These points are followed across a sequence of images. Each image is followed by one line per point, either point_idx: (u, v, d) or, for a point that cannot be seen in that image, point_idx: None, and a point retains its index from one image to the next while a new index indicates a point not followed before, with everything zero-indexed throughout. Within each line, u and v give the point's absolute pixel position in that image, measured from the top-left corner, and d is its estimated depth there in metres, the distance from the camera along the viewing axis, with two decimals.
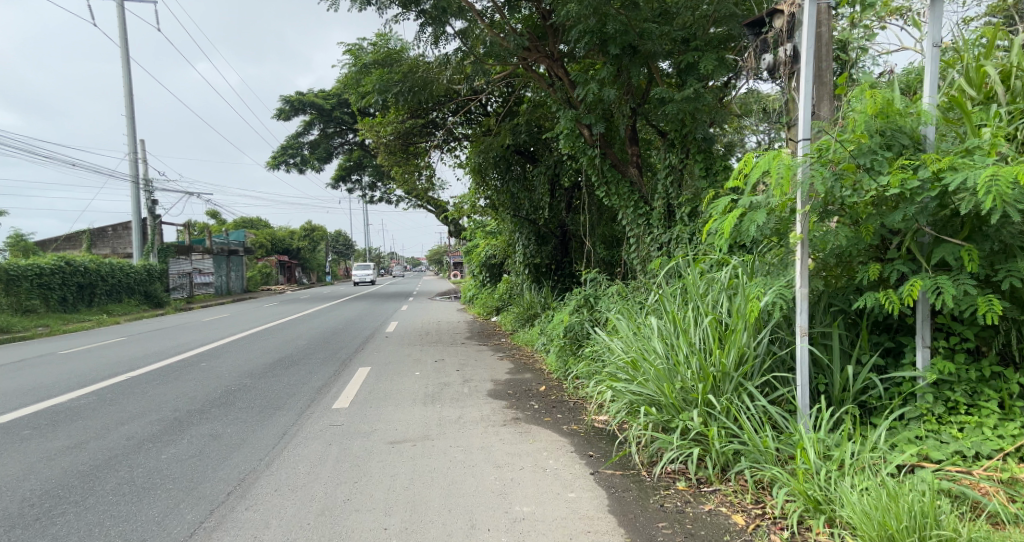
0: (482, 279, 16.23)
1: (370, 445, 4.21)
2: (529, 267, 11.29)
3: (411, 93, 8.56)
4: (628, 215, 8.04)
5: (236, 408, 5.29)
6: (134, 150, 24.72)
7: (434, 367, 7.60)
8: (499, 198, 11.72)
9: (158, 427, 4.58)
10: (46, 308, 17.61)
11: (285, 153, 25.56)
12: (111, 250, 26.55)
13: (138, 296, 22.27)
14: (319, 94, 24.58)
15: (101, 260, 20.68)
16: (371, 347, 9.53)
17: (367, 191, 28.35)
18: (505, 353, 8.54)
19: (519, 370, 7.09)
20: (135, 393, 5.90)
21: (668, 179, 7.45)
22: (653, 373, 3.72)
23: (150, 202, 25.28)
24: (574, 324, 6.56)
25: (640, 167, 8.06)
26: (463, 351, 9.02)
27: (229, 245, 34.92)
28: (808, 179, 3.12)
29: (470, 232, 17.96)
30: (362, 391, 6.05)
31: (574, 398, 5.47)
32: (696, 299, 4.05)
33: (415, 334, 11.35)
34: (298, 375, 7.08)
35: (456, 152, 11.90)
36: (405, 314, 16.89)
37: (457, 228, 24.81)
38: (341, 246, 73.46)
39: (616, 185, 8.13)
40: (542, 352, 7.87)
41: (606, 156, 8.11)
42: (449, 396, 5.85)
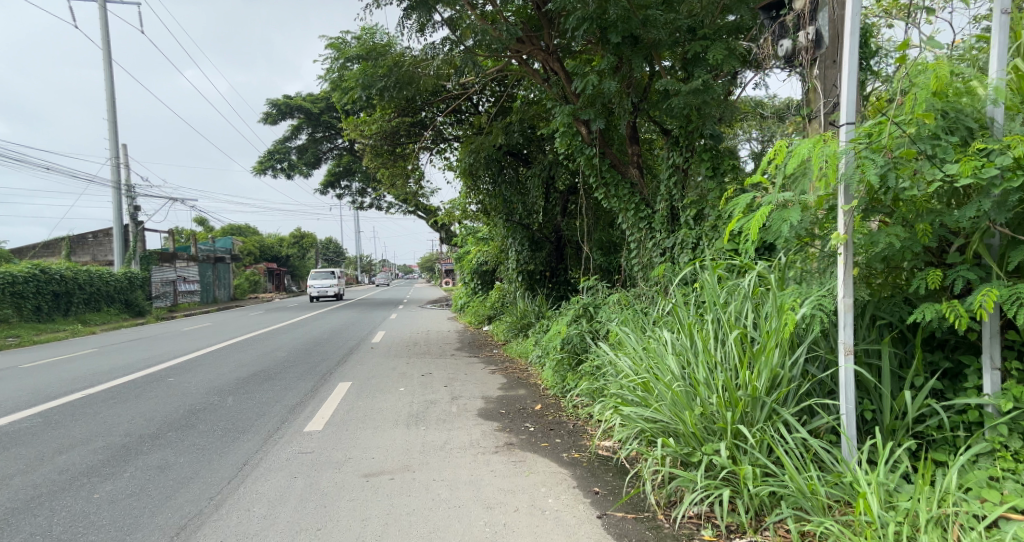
0: (474, 286, 15.72)
1: (342, 479, 3.65)
2: (523, 273, 10.83)
3: (397, 88, 8.07)
4: (629, 218, 7.58)
5: (197, 430, 4.72)
6: (116, 154, 24.08)
7: (420, 382, 7.05)
8: (491, 202, 11.23)
9: (101, 454, 4.01)
10: (19, 317, 16.87)
11: (272, 157, 25.00)
12: (92, 258, 25.85)
13: (118, 304, 21.54)
14: (307, 98, 24.08)
15: (79, 268, 19.96)
16: (356, 360, 8.97)
17: (356, 197, 27.82)
18: (498, 366, 8.01)
19: (513, 385, 6.56)
20: (86, 413, 5.30)
21: (673, 181, 6.98)
22: (670, 398, 3.22)
23: (132, 208, 24.58)
24: (573, 335, 6.06)
25: (641, 168, 7.61)
26: (453, 363, 8.49)
27: (216, 252, 34.24)
28: (856, 170, 2.67)
29: (461, 238, 17.46)
30: (340, 411, 5.49)
31: (573, 419, 4.94)
32: (716, 310, 3.56)
33: (403, 345, 10.80)
34: (274, 391, 6.50)
35: (446, 154, 11.42)
36: (394, 323, 16.33)
37: (448, 235, 24.31)
38: (332, 253, 72.65)
39: (615, 187, 7.66)
40: (537, 365, 7.35)
41: (605, 156, 7.65)
42: (437, 416, 5.31)
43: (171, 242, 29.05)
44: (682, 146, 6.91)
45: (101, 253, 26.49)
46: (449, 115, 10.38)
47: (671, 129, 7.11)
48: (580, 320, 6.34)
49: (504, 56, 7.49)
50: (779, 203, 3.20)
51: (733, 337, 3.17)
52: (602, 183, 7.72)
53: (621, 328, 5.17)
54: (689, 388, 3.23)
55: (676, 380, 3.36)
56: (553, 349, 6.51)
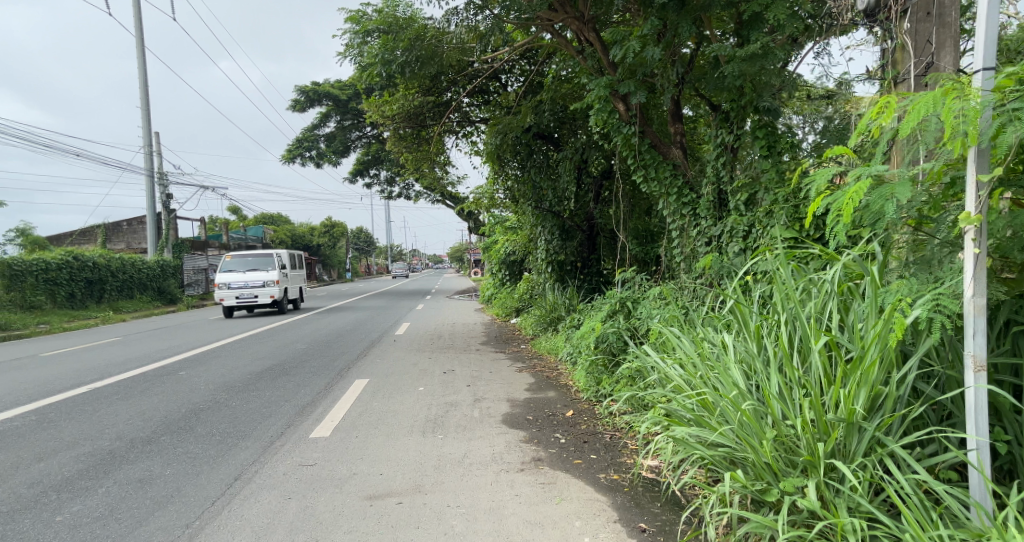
0: (501, 277, 15.20)
1: (343, 501, 3.14)
2: (553, 264, 10.27)
3: (419, 64, 7.69)
4: (671, 206, 6.91)
5: (193, 433, 4.30)
6: (149, 142, 24.29)
7: (442, 381, 6.56)
8: (520, 188, 10.65)
9: (82, 462, 3.61)
10: (53, 304, 17.09)
11: (300, 146, 24.86)
12: (127, 246, 26.51)
13: (150, 292, 21.78)
14: (335, 84, 23.83)
15: (111, 255, 20.16)
16: (376, 354, 8.55)
17: (385, 186, 27.54)
18: (525, 363, 7.46)
19: (541, 387, 6.00)
20: (83, 410, 4.94)
21: (723, 159, 6.25)
22: (740, 420, 2.61)
23: (164, 196, 24.81)
24: (608, 332, 5.46)
25: (685, 148, 6.91)
26: (477, 359, 7.99)
27: (248, 242, 34.52)
28: (1005, 129, 2.02)
29: (489, 227, 16.91)
30: (352, 413, 5.02)
31: (610, 431, 4.35)
32: (791, 311, 2.93)
33: (426, 338, 10.34)
34: (285, 388, 6.08)
35: (472, 137, 10.86)
36: (420, 314, 15.94)
37: (476, 225, 23.82)
38: (363, 243, 73.15)
39: (656, 168, 6.96)
40: (568, 363, 6.77)
41: (644, 135, 6.96)
42: (457, 422, 4.79)
43: (203, 230, 29.34)
44: (734, 122, 6.17)
45: (136, 241, 26.99)
46: (476, 96, 9.83)
47: (720, 103, 6.39)
48: (617, 313, 5.74)
49: (534, 26, 6.85)
50: (882, 178, 2.56)
51: (821, 345, 2.53)
52: (640, 164, 7.04)
53: (666, 327, 4.54)
54: (763, 407, 2.61)
55: (745, 397, 2.74)
56: (586, 348, 5.93)
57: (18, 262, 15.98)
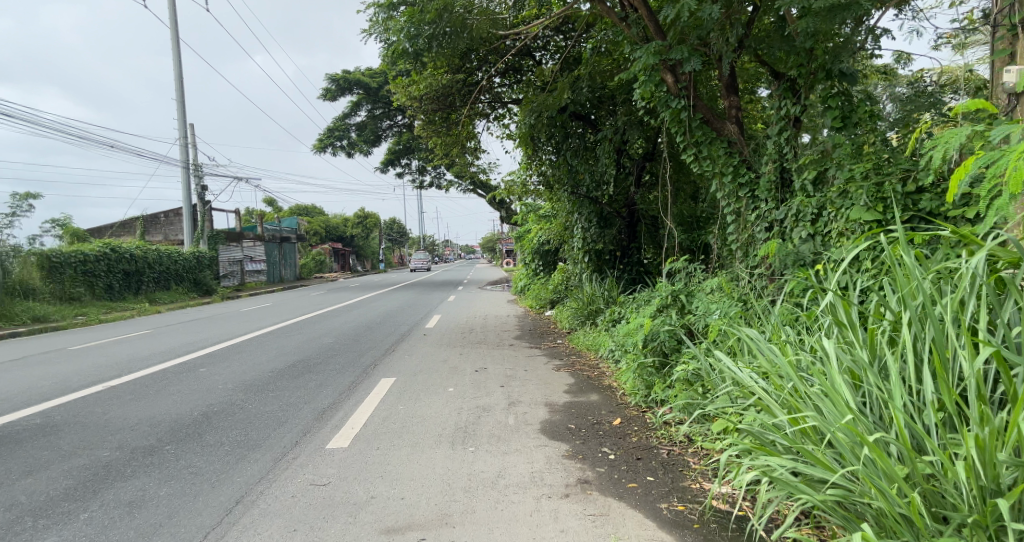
0: (535, 268, 14.65)
1: (357, 534, 2.67)
2: (590, 253, 9.68)
3: (448, 37, 7.24)
4: (726, 188, 6.20)
5: (200, 442, 3.90)
6: (184, 134, 24.59)
7: (473, 381, 6.05)
8: (554, 173, 10.04)
9: (73, 478, 3.23)
10: (92, 296, 17.38)
11: (331, 135, 24.73)
12: (165, 237, 27.07)
13: (187, 283, 22.18)
14: (366, 72, 23.57)
15: (148, 247, 20.51)
16: (404, 349, 8.13)
17: (416, 176, 27.25)
18: (563, 361, 6.91)
19: (582, 389, 5.43)
20: (92, 412, 4.61)
21: (788, 133, 5.52)
22: (863, 457, 1.99)
23: (200, 188, 25.09)
24: (658, 330, 4.83)
25: (742, 123, 6.18)
26: (511, 356, 7.47)
27: (282, 233, 34.85)
28: None
29: (522, 216, 16.35)
30: (375, 420, 4.56)
31: (667, 446, 3.76)
32: (924, 311, 2.28)
33: (457, 331, 9.89)
34: (307, 388, 5.68)
35: (504, 120, 10.30)
36: (451, 306, 15.57)
37: (508, 215, 23.29)
38: (396, 234, 73.50)
39: (709, 145, 6.23)
40: (611, 362, 6.18)
41: (696, 109, 6.22)
42: (490, 431, 4.26)
43: (239, 222, 29.68)
44: (802, 89, 5.42)
45: (173, 232, 27.49)
46: (507, 75, 9.24)
47: (784, 71, 5.64)
48: (668, 308, 5.12)
49: None
50: None
51: (981, 361, 1.89)
52: (690, 143, 6.35)
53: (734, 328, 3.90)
54: (893, 439, 1.98)
55: (864, 424, 2.11)
56: (632, 347, 5.32)
57: (58, 253, 16.24)
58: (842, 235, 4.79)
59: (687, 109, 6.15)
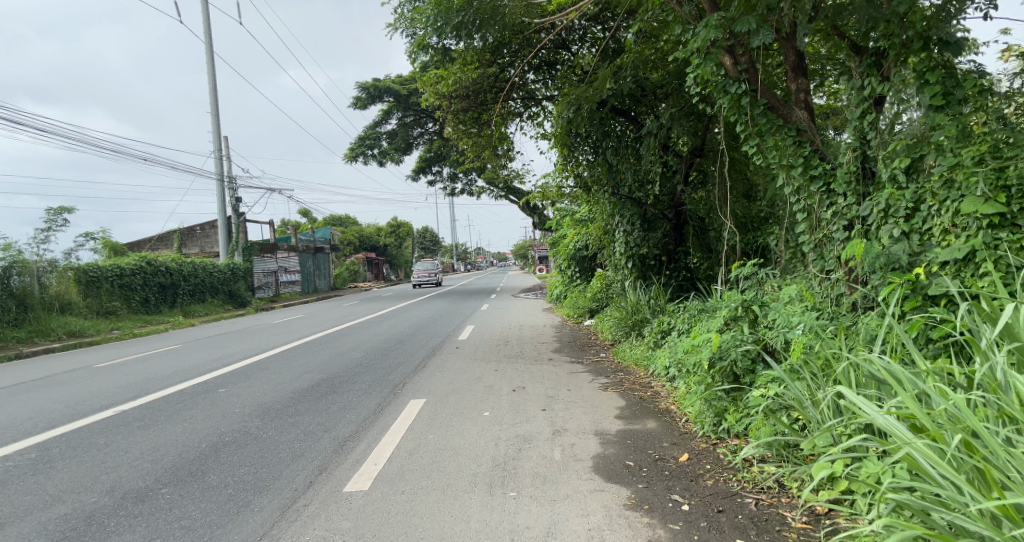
0: (571, 274, 14.04)
1: None
2: (634, 259, 9.05)
3: (477, 26, 6.76)
4: (791, 184, 5.35)
5: (200, 485, 3.38)
6: (220, 147, 25.02)
7: (511, 403, 5.43)
8: (592, 174, 9.40)
9: (45, 536, 2.75)
10: (128, 309, 17.63)
11: (363, 144, 24.67)
12: (200, 249, 27.60)
13: (222, 295, 22.62)
14: (396, 80, 23.40)
15: (184, 260, 20.97)
16: (436, 365, 7.58)
17: (448, 184, 27.00)
18: (610, 378, 6.23)
19: (636, 414, 4.75)
20: (93, 444, 4.19)
21: (873, 115, 4.73)
22: None
23: (235, 199, 25.44)
24: (728, 347, 4.09)
25: (812, 109, 5.33)
26: (551, 372, 6.82)
27: (315, 243, 35.16)
28: None
29: (556, 220, 15.82)
30: (400, 454, 3.99)
31: (753, 494, 3.05)
32: None
33: (491, 344, 9.32)
34: (329, 413, 5.18)
35: (537, 119, 9.75)
36: (485, 315, 15.07)
37: (542, 220, 22.70)
38: (428, 242, 73.75)
39: (773, 134, 5.33)
40: (666, 381, 5.47)
41: (759, 94, 5.39)
42: (533, 470, 3.62)
43: (274, 232, 29.96)
44: (890, 64, 4.64)
45: (210, 245, 27.98)
46: (542, 71, 8.78)
47: (869, 44, 4.88)
48: (734, 325, 4.32)
49: None
50: None
51: None
52: (751, 133, 5.49)
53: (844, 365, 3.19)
54: None
55: None
56: (693, 366, 4.61)
57: (94, 268, 16.45)
58: (947, 233, 3.99)
59: (749, 95, 5.36)
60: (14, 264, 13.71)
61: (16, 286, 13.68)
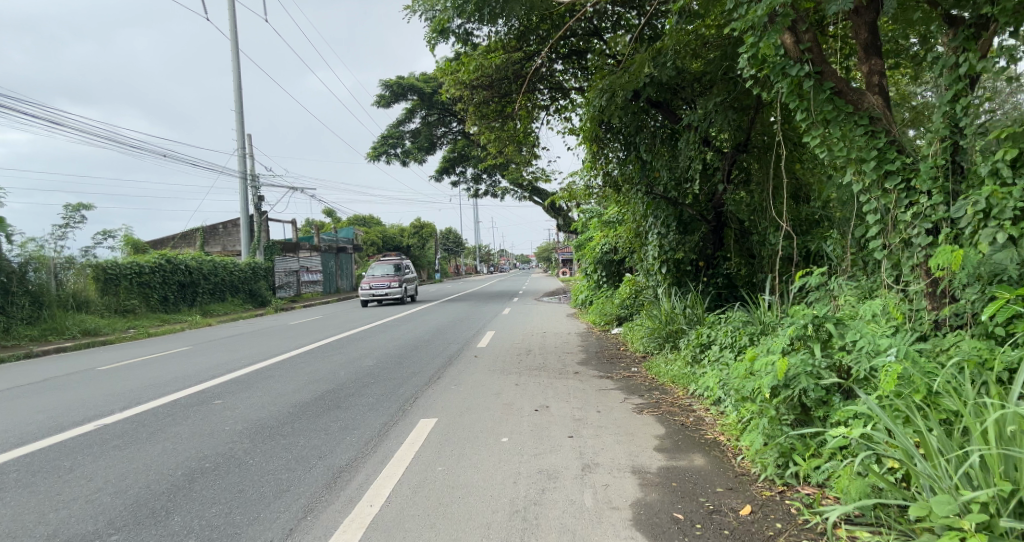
0: (598, 279, 13.36)
1: None
2: (668, 264, 8.41)
3: (500, 6, 6.18)
4: (861, 180, 4.54)
5: (159, 532, 2.85)
6: (244, 145, 25.17)
7: (533, 427, 4.78)
8: (623, 173, 8.76)
9: None
10: (146, 307, 17.76)
11: (386, 143, 24.34)
12: (223, 247, 28.00)
13: (242, 294, 22.72)
14: (420, 78, 22.96)
15: (205, 259, 21.10)
16: (452, 377, 6.97)
17: (471, 184, 26.51)
18: (645, 399, 5.53)
19: (680, 447, 4.04)
20: (54, 470, 3.69)
21: (969, 97, 3.89)
22: None
23: (258, 198, 25.46)
24: (795, 373, 3.32)
25: (888, 94, 4.50)
26: (578, 389, 6.14)
27: (338, 242, 35.14)
28: None
29: (583, 222, 15.15)
30: (400, 495, 3.38)
31: None
32: None
33: (512, 353, 8.70)
34: (327, 437, 4.62)
35: (565, 113, 9.14)
36: (507, 320, 14.48)
37: (567, 221, 21.93)
38: (453, 243, 73.47)
39: (839, 124, 4.50)
40: (712, 407, 4.75)
41: (825, 77, 4.61)
42: (558, 521, 2.97)
43: (297, 231, 29.93)
44: (996, 33, 3.84)
45: (231, 243, 28.15)
46: (570, 61, 8.24)
47: (966, 13, 4.09)
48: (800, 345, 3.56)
49: None
50: None
51: None
52: (813, 121, 4.70)
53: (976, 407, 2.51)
54: None
55: None
56: (748, 394, 3.87)
57: (113, 266, 16.60)
58: None
59: (813, 78, 4.59)
60: (32, 260, 13.64)
61: (33, 282, 13.66)
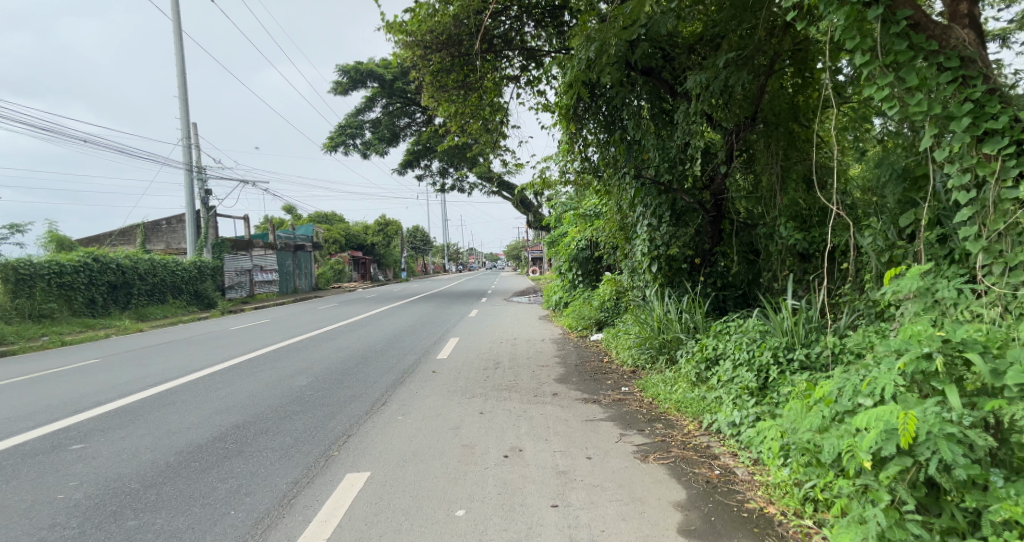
0: (574, 278, 12.12)
1: None
2: (660, 261, 7.17)
3: None
4: (942, 145, 3.34)
5: None
6: (188, 135, 23.22)
7: (501, 488, 3.42)
8: (603, 157, 7.62)
9: None
10: (69, 311, 15.84)
11: (344, 133, 22.65)
12: (166, 245, 25.92)
13: (186, 295, 20.80)
14: (380, 63, 21.27)
15: (142, 257, 19.16)
16: (399, 403, 5.56)
17: (437, 178, 25.01)
18: (646, 437, 4.22)
19: (712, 528, 2.76)
20: None
21: None
22: None
23: (205, 192, 23.54)
24: (927, 437, 1.98)
25: (982, 29, 3.31)
26: (558, 420, 4.81)
27: (297, 240, 33.15)
28: None
29: (556, 216, 13.92)
30: None
31: None
32: None
33: (477, 367, 7.33)
34: (197, 516, 3.18)
35: (538, 86, 7.85)
36: (474, 323, 13.11)
37: (537, 218, 20.65)
38: (421, 242, 71.53)
39: (920, 70, 3.28)
40: (746, 458, 3.48)
41: (899, 5, 3.37)
42: None
43: (249, 229, 27.93)
44: None
45: (176, 241, 26.10)
46: (545, 23, 6.96)
47: None
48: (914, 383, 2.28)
49: None
50: None
51: None
52: (876, 68, 3.46)
53: None
54: None
55: None
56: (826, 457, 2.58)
57: (26, 265, 14.68)
58: None
59: (882, 5, 3.34)
60: None
61: None
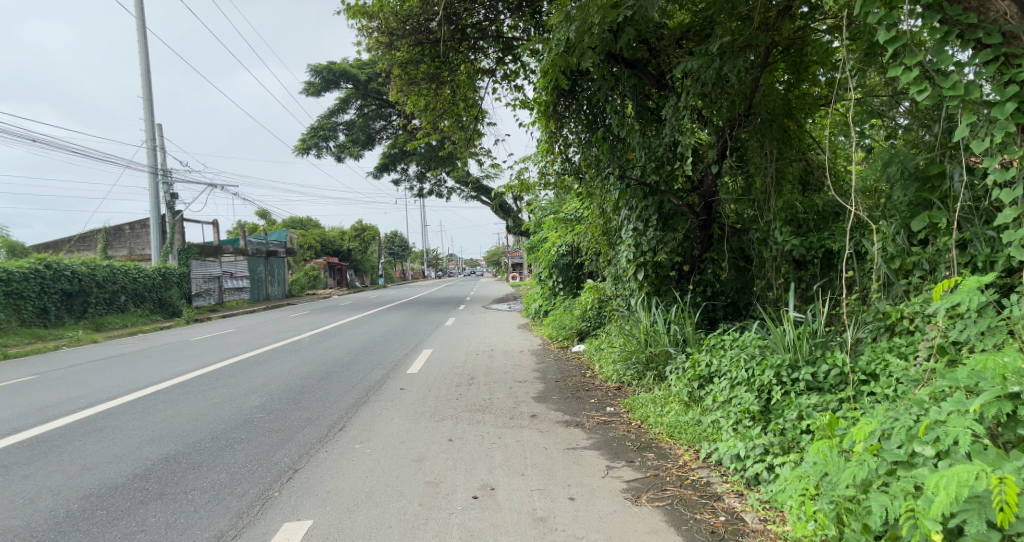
0: (554, 285, 11.61)
1: None
2: (646, 268, 6.67)
3: None
4: (980, 135, 2.91)
5: None
6: (153, 136, 22.22)
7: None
8: (586, 157, 7.27)
9: None
10: (17, 321, 14.78)
11: (316, 135, 21.90)
12: (129, 251, 24.76)
13: (149, 303, 19.79)
14: (354, 63, 20.53)
15: (101, 263, 18.13)
16: (359, 428, 4.94)
17: (413, 182, 24.33)
18: (636, 471, 3.69)
19: None
20: None
21: None
22: None
23: (170, 196, 22.55)
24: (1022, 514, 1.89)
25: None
26: (536, 448, 4.25)
27: (270, 246, 32.11)
28: None
29: (536, 221, 13.40)
30: None
31: None
32: None
33: (450, 384, 6.75)
34: None
35: (516, 80, 7.32)
36: (450, 332, 12.49)
37: (516, 223, 20.09)
38: (400, 248, 70.53)
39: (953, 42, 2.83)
40: (756, 503, 2.97)
41: None
42: None
43: (218, 234, 26.89)
44: None
45: (140, 246, 24.96)
46: (521, 13, 6.35)
47: None
48: (984, 442, 2.20)
49: None
50: None
51: None
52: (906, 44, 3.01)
53: None
54: None
55: None
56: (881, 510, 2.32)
57: None
58: None
59: None
60: None
61: None
